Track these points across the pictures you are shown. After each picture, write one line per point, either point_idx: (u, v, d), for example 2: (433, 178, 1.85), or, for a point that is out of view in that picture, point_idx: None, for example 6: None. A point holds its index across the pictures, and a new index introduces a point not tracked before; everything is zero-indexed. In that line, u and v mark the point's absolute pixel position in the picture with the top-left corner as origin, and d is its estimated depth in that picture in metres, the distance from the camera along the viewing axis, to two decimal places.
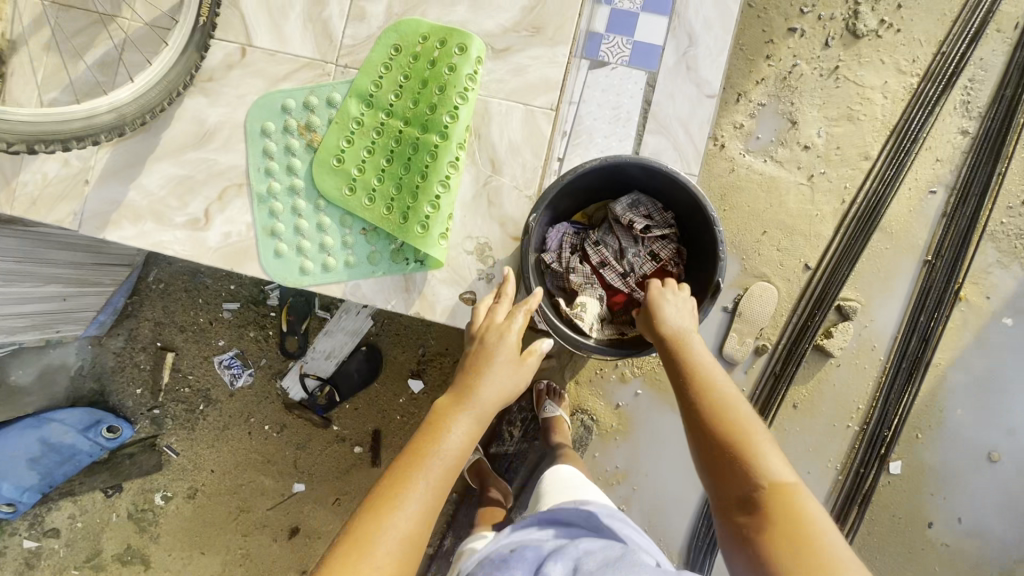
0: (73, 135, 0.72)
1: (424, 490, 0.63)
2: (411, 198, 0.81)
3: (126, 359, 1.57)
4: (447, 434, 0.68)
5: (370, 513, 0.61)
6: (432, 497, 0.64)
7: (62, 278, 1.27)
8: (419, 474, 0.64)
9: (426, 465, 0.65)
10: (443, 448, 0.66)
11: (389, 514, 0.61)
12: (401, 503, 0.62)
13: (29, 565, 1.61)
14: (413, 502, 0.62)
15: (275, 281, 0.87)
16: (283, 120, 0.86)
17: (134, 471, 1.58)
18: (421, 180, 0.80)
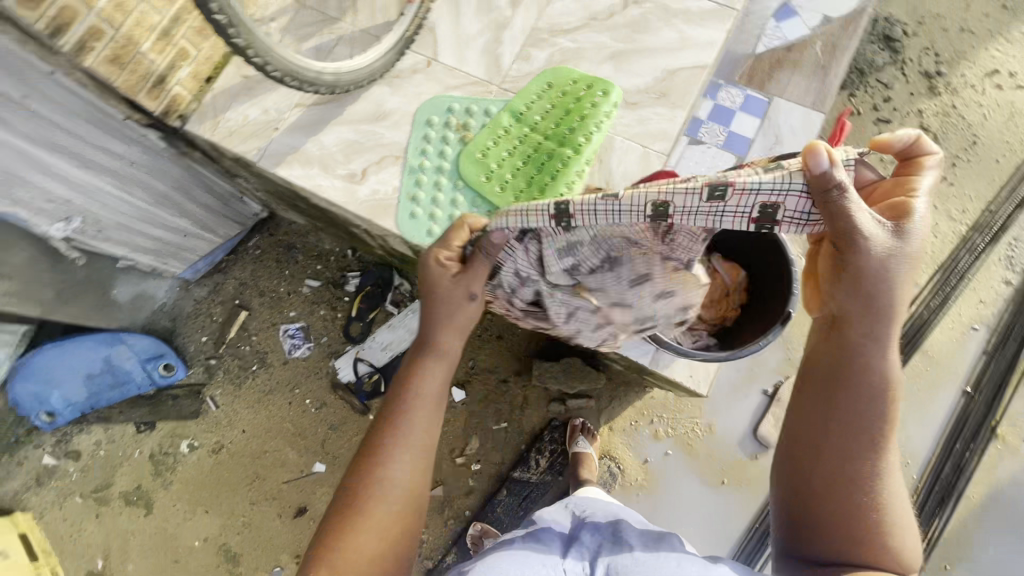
0: (309, 81, 0.92)
1: (400, 440, 0.75)
2: (537, 194, 0.98)
3: (203, 308, 1.71)
4: (404, 389, 0.78)
5: (358, 474, 0.74)
6: (414, 446, 0.75)
7: (191, 216, 1.47)
8: (401, 424, 0.76)
9: (397, 419, 0.76)
10: (404, 405, 0.77)
11: (368, 469, 0.74)
12: (378, 457, 0.74)
13: (38, 483, 1.63)
14: (389, 453, 0.74)
15: (403, 238, 1.02)
16: (446, 117, 1.07)
17: (172, 413, 1.64)
18: (550, 181, 0.98)
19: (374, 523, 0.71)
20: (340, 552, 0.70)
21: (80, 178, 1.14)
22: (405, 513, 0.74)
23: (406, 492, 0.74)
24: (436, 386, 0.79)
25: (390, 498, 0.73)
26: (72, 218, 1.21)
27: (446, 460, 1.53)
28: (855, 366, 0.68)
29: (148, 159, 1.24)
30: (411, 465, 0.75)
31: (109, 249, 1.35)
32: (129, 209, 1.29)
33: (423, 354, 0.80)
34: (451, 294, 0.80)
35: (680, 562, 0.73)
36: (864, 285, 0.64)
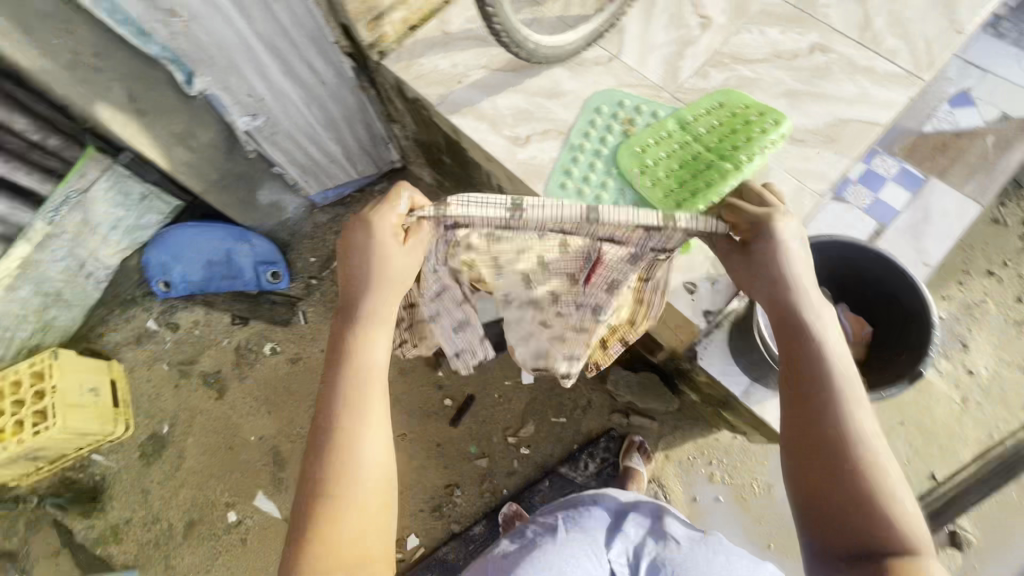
0: (517, 42, 1.01)
1: (341, 452, 0.76)
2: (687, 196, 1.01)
3: (320, 232, 1.85)
4: (330, 404, 0.79)
5: (302, 497, 0.75)
6: (354, 461, 0.76)
7: (343, 144, 1.61)
8: (355, 397, 0.78)
9: (332, 435, 0.77)
10: (338, 420, 0.77)
11: (312, 490, 0.75)
12: (321, 476, 0.75)
13: (136, 342, 1.79)
14: (330, 473, 0.75)
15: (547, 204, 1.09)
16: (615, 109, 1.14)
17: (266, 315, 1.78)
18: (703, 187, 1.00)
19: (335, 536, 0.72)
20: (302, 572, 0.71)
21: (280, 80, 1.30)
22: (363, 523, 0.74)
23: (361, 500, 0.75)
24: (369, 394, 0.79)
25: (342, 506, 0.74)
26: (258, 116, 1.36)
27: (497, 435, 1.56)
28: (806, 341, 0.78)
29: (335, 82, 1.39)
30: (359, 474, 0.76)
31: (272, 153, 1.50)
32: (303, 121, 1.44)
33: (349, 366, 0.80)
34: (374, 288, 0.83)
35: (730, 560, 0.98)
36: (809, 339, 0.77)
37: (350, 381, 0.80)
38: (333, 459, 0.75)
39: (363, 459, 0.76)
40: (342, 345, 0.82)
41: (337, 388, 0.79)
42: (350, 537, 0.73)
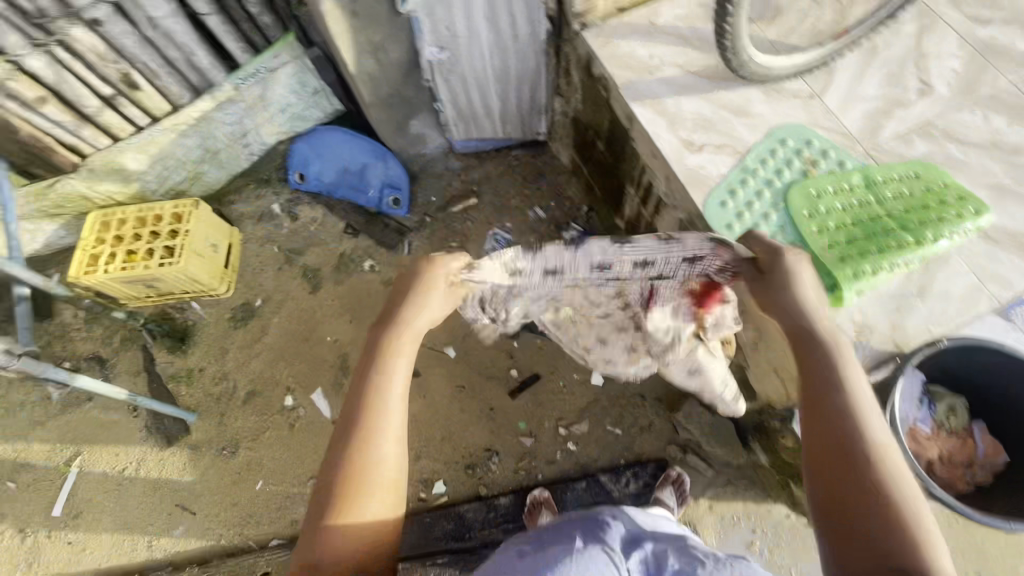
0: (734, 48, 1.01)
1: (355, 460, 0.78)
2: (856, 254, 1.01)
3: (448, 176, 1.92)
4: (350, 413, 0.82)
5: (314, 505, 0.77)
6: (365, 473, 0.78)
7: (504, 102, 1.66)
8: (377, 404, 0.82)
9: (348, 444, 0.79)
10: (354, 430, 0.80)
11: (324, 496, 0.77)
12: (332, 485, 0.77)
13: (257, 217, 1.92)
14: (341, 482, 0.77)
15: (703, 216, 1.08)
16: (801, 145, 1.11)
17: (376, 235, 1.88)
18: (875, 252, 1.01)
19: (340, 538, 0.74)
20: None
21: (479, 24, 1.35)
22: (365, 532, 0.76)
23: (367, 511, 0.77)
24: (387, 407, 0.82)
25: (348, 511, 0.76)
26: (445, 50, 1.42)
27: (550, 422, 1.56)
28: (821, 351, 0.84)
29: (524, 40, 1.43)
30: (369, 488, 0.78)
31: (441, 88, 1.56)
32: (481, 68, 1.49)
33: (372, 385, 0.83)
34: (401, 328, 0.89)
35: None
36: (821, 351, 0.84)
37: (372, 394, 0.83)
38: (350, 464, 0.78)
39: (380, 462, 0.79)
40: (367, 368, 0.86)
41: (358, 401, 0.83)
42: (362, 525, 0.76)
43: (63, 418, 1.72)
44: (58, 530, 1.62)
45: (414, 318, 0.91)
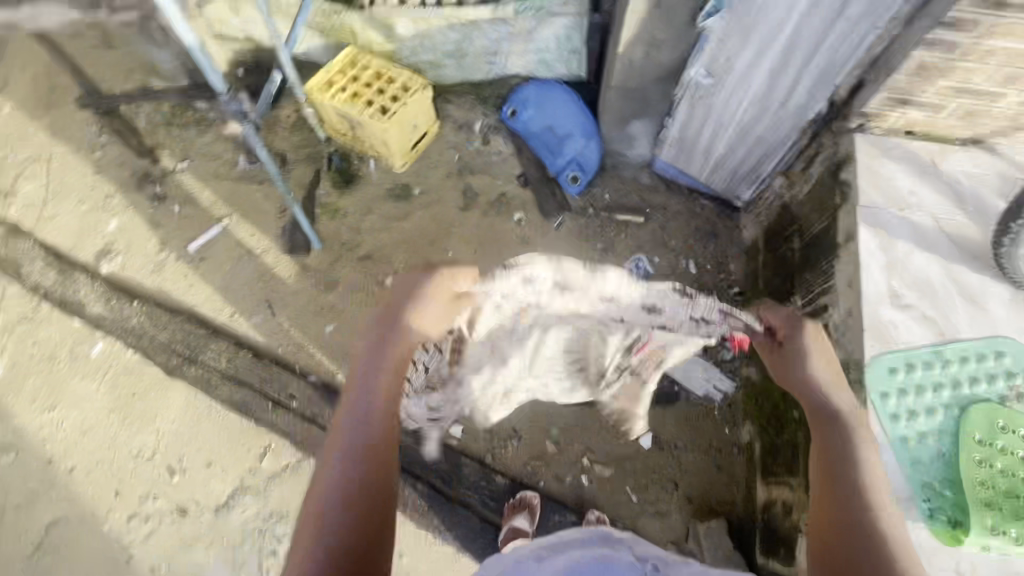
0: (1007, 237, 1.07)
1: (369, 429, 0.91)
2: (980, 492, 1.10)
3: (631, 185, 1.92)
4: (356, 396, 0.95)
5: (316, 497, 0.84)
6: (370, 443, 0.89)
7: (730, 152, 1.61)
8: (368, 399, 0.94)
9: (355, 423, 0.91)
10: (362, 408, 0.93)
11: (337, 465, 0.86)
12: (340, 466, 0.86)
13: (458, 123, 2.07)
14: (350, 457, 0.87)
15: (875, 365, 1.16)
16: (1012, 372, 1.15)
17: (540, 196, 1.94)
18: (996, 503, 1.09)
19: (357, 491, 0.84)
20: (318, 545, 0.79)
21: (759, 72, 1.32)
22: (375, 488, 0.84)
23: (374, 467, 0.87)
24: (384, 385, 0.96)
25: (361, 465, 0.86)
26: (711, 78, 1.41)
27: (579, 446, 1.54)
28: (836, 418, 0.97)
29: (789, 108, 1.38)
30: (368, 461, 0.87)
31: (681, 109, 1.55)
32: (731, 111, 1.46)
33: (364, 388, 0.95)
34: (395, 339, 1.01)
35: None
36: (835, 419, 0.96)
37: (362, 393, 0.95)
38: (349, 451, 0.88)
39: (377, 444, 0.90)
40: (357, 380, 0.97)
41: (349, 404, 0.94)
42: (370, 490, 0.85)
43: (234, 186, 2.03)
44: (184, 260, 1.92)
45: (414, 318, 1.02)
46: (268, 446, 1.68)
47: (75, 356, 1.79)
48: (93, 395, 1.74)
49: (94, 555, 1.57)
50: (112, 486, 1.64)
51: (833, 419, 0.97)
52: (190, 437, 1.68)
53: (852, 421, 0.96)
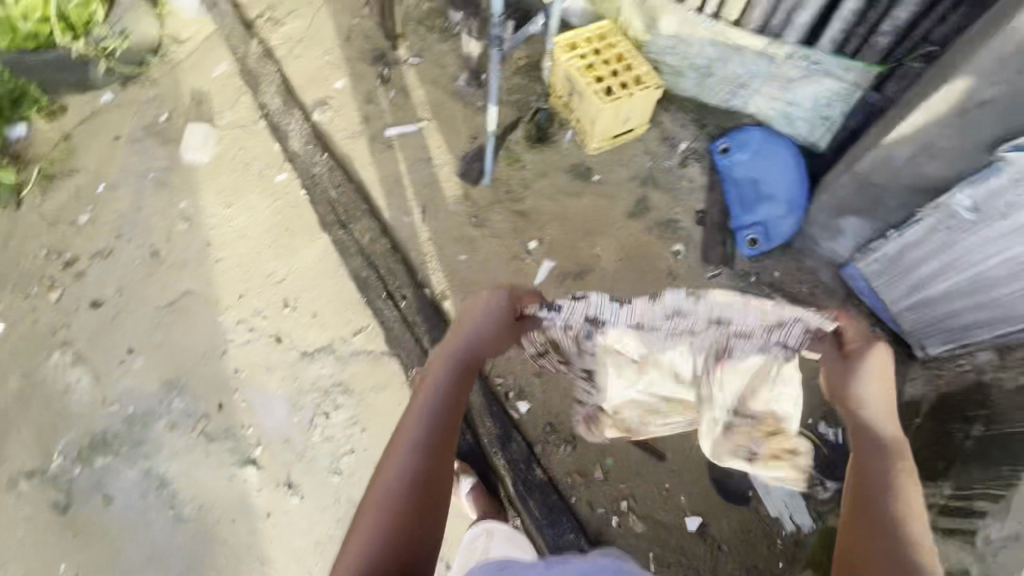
0: None
1: (431, 422, 0.89)
2: None
3: (809, 276, 1.77)
4: (415, 413, 0.90)
5: (377, 500, 0.82)
6: (419, 471, 0.84)
7: (946, 296, 1.43)
8: (431, 406, 0.90)
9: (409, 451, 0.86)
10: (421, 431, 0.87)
11: (399, 460, 0.84)
12: (400, 471, 0.83)
13: (666, 133, 2.01)
14: (402, 485, 0.82)
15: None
16: None
17: (710, 239, 1.85)
18: None
19: (414, 502, 0.82)
20: (371, 545, 0.78)
21: None
22: (426, 520, 0.81)
23: (422, 498, 0.82)
24: (446, 406, 0.91)
25: (417, 484, 0.83)
26: (975, 212, 1.25)
27: (625, 487, 1.51)
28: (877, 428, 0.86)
29: None
30: (427, 472, 0.85)
31: (915, 229, 1.40)
32: (981, 254, 1.30)
33: (427, 397, 0.92)
34: (463, 352, 0.98)
35: None
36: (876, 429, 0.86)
37: (426, 400, 0.91)
38: (408, 458, 0.85)
39: (437, 454, 0.86)
40: (423, 387, 0.93)
41: (412, 408, 0.91)
42: (426, 503, 0.83)
43: (444, 99, 2.17)
44: (376, 140, 2.10)
45: (478, 335, 0.99)
46: (366, 325, 1.76)
47: (264, 174, 2.04)
48: (260, 210, 1.97)
49: (199, 336, 1.75)
50: (239, 289, 1.83)
51: (866, 412, 0.87)
52: (312, 284, 1.82)
53: (894, 428, 0.86)
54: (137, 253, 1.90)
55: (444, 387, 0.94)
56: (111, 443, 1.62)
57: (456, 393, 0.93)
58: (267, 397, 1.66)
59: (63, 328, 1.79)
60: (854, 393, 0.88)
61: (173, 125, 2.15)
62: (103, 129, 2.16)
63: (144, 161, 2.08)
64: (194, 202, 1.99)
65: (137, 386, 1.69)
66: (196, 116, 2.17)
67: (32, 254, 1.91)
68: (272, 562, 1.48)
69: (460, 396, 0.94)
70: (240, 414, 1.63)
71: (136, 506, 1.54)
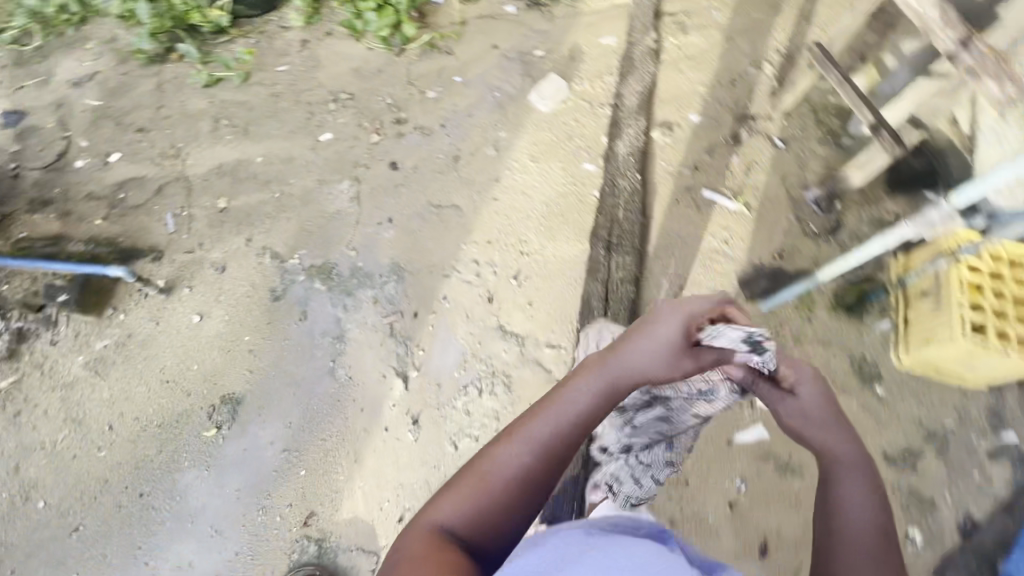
0: None
1: (555, 425, 0.90)
2: None
3: None
4: (548, 410, 0.91)
5: (483, 471, 0.88)
6: (532, 466, 0.88)
7: None
8: (557, 408, 0.91)
9: (530, 445, 0.89)
10: (547, 431, 0.90)
11: (514, 445, 0.89)
12: (510, 455, 0.89)
13: (994, 409, 1.60)
14: (513, 473, 0.87)
15: None
16: None
17: (962, 557, 1.47)
18: None
19: (515, 486, 0.87)
20: (468, 503, 0.85)
21: None
22: (523, 506, 0.87)
23: (525, 490, 0.87)
24: (579, 423, 0.91)
25: (522, 470, 0.87)
26: None
27: None
28: (833, 463, 0.91)
29: None
30: (533, 464, 0.88)
31: None
32: None
33: (558, 399, 0.92)
34: (612, 371, 0.93)
35: None
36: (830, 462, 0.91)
37: (555, 402, 0.92)
38: (519, 448, 0.89)
39: (548, 455, 0.89)
40: (559, 389, 0.94)
41: (540, 406, 0.93)
42: (523, 492, 0.87)
43: (779, 199, 1.95)
44: (689, 191, 1.98)
45: (640, 358, 0.93)
46: (562, 346, 1.72)
47: (577, 153, 2.05)
48: (554, 182, 2.00)
49: (440, 248, 1.88)
50: (492, 235, 1.90)
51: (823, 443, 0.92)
52: (547, 276, 1.82)
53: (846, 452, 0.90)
54: (446, 148, 2.08)
55: (578, 397, 0.92)
56: (331, 277, 1.84)
57: (587, 406, 0.92)
58: (449, 339, 1.73)
59: (363, 167, 2.05)
60: (805, 424, 0.93)
61: (540, 64, 2.26)
62: (490, 32, 2.35)
63: (500, 79, 2.23)
64: (510, 138, 2.09)
65: (375, 250, 1.89)
66: (562, 68, 2.25)
67: (382, 97, 2.20)
68: (361, 468, 1.57)
69: (593, 411, 0.92)
70: (423, 334, 1.73)
71: (313, 338, 1.74)
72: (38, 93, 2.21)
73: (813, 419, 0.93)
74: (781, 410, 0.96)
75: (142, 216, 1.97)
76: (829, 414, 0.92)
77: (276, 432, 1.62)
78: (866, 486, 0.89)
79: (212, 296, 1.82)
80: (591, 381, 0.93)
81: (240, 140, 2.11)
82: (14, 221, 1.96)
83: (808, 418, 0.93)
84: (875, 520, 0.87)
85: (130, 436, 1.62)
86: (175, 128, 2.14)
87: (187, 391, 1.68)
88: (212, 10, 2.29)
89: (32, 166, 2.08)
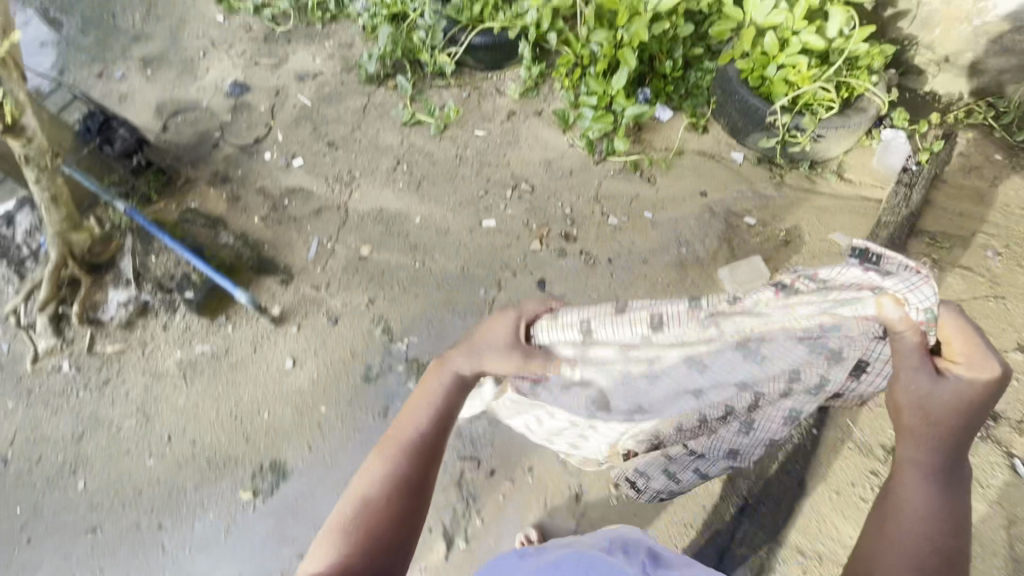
0: None
1: (416, 436, 0.97)
2: None
3: None
4: (407, 426, 0.99)
5: (366, 500, 0.90)
6: (413, 465, 0.94)
7: None
8: (414, 425, 0.98)
9: (402, 453, 0.95)
10: (424, 416, 0.99)
11: (385, 467, 0.93)
12: (384, 472, 0.93)
13: None
14: (392, 483, 0.92)
15: None
16: None
17: None
18: None
19: (396, 494, 0.91)
20: (355, 528, 0.87)
21: None
22: (417, 499, 0.93)
23: (404, 495, 0.92)
24: (437, 418, 0.99)
25: (399, 479, 0.92)
26: None
27: None
28: (940, 454, 0.84)
29: None
30: (409, 468, 0.94)
31: None
32: None
33: (413, 415, 0.99)
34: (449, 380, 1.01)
35: None
36: (937, 454, 0.84)
37: (407, 419, 0.99)
38: (391, 465, 0.94)
39: (421, 457, 0.96)
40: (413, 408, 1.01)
41: (398, 429, 0.99)
42: (408, 493, 0.92)
43: (990, 547, 1.46)
44: (876, 478, 1.49)
45: (470, 359, 1.01)
46: None
47: None
48: None
49: None
50: None
51: (948, 428, 0.83)
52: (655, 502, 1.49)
53: (956, 450, 0.84)
54: (602, 290, 1.86)
55: (429, 406, 1.00)
56: None
57: (444, 408, 1.00)
58: (513, 522, 1.50)
59: (511, 272, 1.88)
60: (938, 408, 0.83)
61: (746, 234, 1.96)
62: (705, 176, 2.09)
63: (693, 234, 1.96)
64: None
65: None
66: (767, 251, 1.92)
67: (562, 203, 2.02)
68: None
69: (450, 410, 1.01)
70: (489, 501, 1.52)
71: None
72: (266, 73, 2.34)
73: (957, 407, 0.82)
74: (900, 384, 0.85)
75: (292, 230, 1.97)
76: (962, 412, 0.82)
77: (303, 534, 1.48)
78: (957, 488, 0.84)
79: (313, 345, 1.74)
80: (437, 391, 1.01)
81: (409, 192, 2.05)
82: (192, 189, 2.05)
83: (933, 413, 0.83)
84: (950, 528, 0.83)
85: (179, 458, 1.57)
86: (360, 156, 2.14)
87: (247, 439, 1.60)
88: (440, 53, 2.25)
89: (230, 140, 2.18)
